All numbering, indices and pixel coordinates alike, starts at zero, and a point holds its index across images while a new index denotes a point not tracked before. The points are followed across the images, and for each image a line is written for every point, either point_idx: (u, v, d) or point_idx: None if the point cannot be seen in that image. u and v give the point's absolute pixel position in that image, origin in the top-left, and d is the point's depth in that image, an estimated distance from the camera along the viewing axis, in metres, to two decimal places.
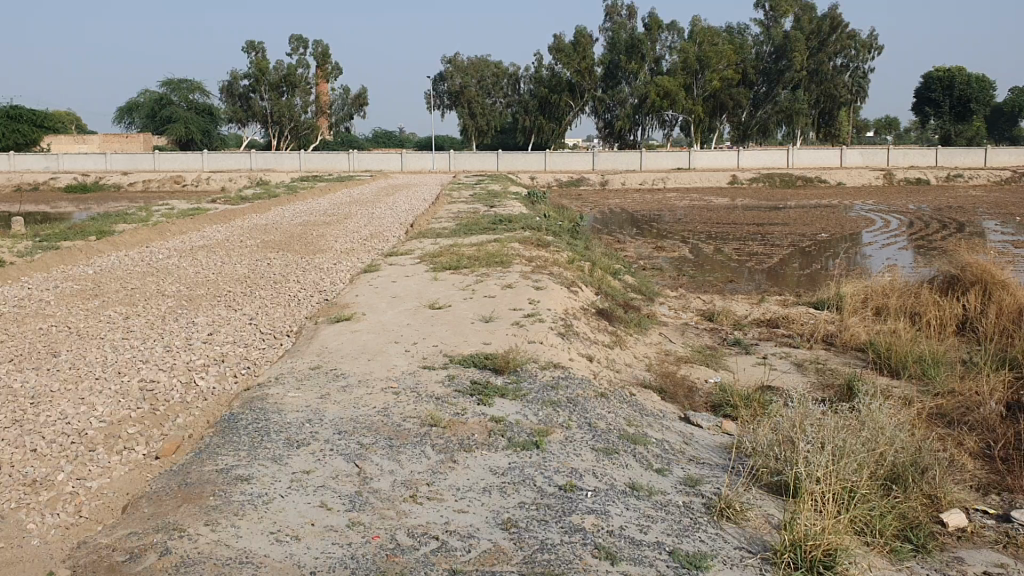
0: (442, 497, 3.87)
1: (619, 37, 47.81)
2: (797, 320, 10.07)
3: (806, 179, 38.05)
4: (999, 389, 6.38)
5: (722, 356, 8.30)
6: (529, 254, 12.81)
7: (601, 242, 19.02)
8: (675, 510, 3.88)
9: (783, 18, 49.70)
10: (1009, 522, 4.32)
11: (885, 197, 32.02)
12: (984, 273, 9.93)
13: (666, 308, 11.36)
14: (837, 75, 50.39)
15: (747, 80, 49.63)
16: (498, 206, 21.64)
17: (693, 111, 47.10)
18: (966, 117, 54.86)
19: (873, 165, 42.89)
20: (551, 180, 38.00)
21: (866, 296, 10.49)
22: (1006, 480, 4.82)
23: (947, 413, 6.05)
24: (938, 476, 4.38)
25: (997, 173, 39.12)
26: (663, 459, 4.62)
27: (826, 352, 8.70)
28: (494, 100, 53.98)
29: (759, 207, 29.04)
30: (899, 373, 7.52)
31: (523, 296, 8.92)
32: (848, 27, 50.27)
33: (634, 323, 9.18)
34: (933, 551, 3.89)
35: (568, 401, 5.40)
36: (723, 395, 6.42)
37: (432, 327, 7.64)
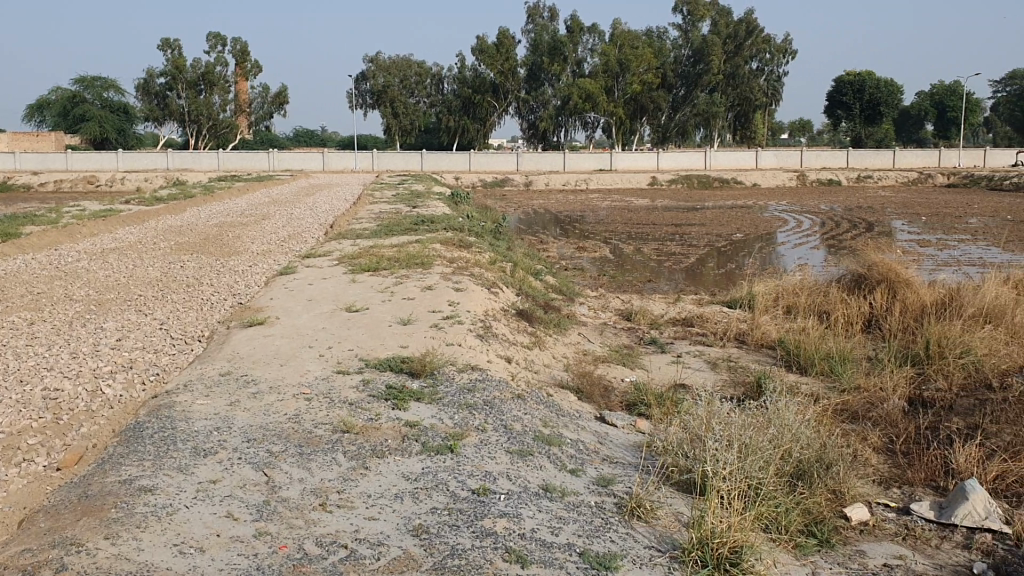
0: (353, 505, 3.81)
1: (542, 39, 48.13)
2: (711, 320, 10.24)
3: (723, 180, 38.85)
4: (901, 385, 6.58)
5: (637, 355, 8.39)
6: (450, 255, 12.80)
7: (523, 242, 19.11)
8: (587, 511, 3.90)
9: (700, 22, 50.71)
10: (909, 515, 4.45)
11: (798, 198, 32.89)
12: (890, 274, 10.25)
13: (585, 308, 11.45)
14: (752, 78, 51.86)
15: (667, 83, 50.40)
16: (421, 207, 21.58)
17: (614, 113, 47.61)
18: (875, 120, 56.72)
19: (786, 166, 44.04)
20: (475, 180, 37.99)
21: (776, 295, 10.73)
22: (907, 474, 4.97)
23: (851, 409, 6.22)
24: (842, 472, 4.49)
25: (905, 174, 40.57)
26: (576, 459, 4.64)
27: (738, 350, 8.87)
28: (417, 100, 53.68)
29: (678, 207, 29.57)
30: (807, 371, 7.71)
31: (442, 297, 8.89)
32: (763, 31, 51.66)
33: (552, 323, 9.22)
34: (836, 545, 3.98)
35: (483, 403, 5.39)
36: (637, 394, 6.48)
37: (348, 330, 7.56)
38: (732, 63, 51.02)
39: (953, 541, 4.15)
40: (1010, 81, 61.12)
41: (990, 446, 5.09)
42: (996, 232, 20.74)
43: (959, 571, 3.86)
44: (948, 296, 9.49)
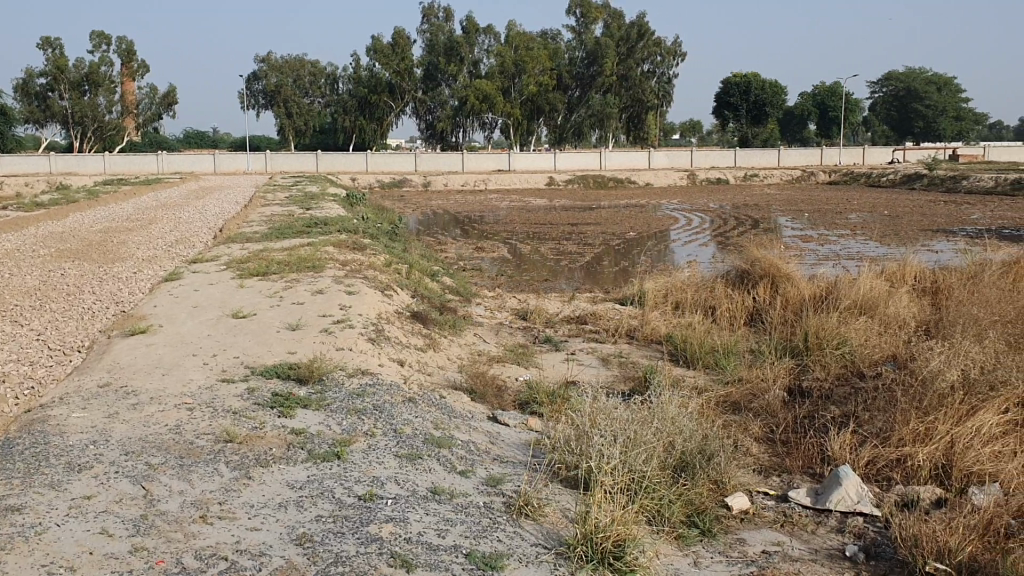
0: (234, 516, 3.72)
1: (438, 39, 48.05)
2: (603, 316, 10.40)
3: (618, 180, 39.50)
4: (782, 376, 6.82)
5: (531, 354, 8.44)
6: (343, 257, 12.61)
7: (421, 244, 19.01)
8: (475, 511, 3.91)
9: (593, 24, 51.61)
10: (787, 502, 4.61)
11: (689, 197, 33.70)
12: (772, 269, 10.64)
13: (481, 308, 11.47)
14: (644, 81, 53.15)
15: (562, 84, 50.97)
16: (315, 208, 21.26)
17: (511, 113, 47.84)
18: (761, 121, 58.65)
19: (679, 165, 45.08)
20: (372, 181, 37.62)
21: (666, 290, 10.97)
22: (786, 462, 5.15)
23: (735, 400, 6.41)
24: (723, 462, 4.63)
25: (789, 172, 42.01)
26: (467, 461, 4.63)
27: (629, 346, 9.03)
28: (312, 100, 52.84)
29: (574, 207, 29.91)
30: (692, 365, 7.91)
31: (334, 301, 8.76)
32: (655, 35, 52.93)
33: (447, 324, 9.21)
34: (718, 534, 4.10)
35: (373, 408, 5.35)
36: (528, 393, 6.53)
37: (235, 337, 7.39)
38: (624, 65, 52.02)
39: (827, 526, 4.31)
40: (885, 83, 64.01)
41: (864, 432, 5.29)
42: (873, 228, 21.59)
43: (834, 553, 4.00)
44: (825, 290, 9.87)
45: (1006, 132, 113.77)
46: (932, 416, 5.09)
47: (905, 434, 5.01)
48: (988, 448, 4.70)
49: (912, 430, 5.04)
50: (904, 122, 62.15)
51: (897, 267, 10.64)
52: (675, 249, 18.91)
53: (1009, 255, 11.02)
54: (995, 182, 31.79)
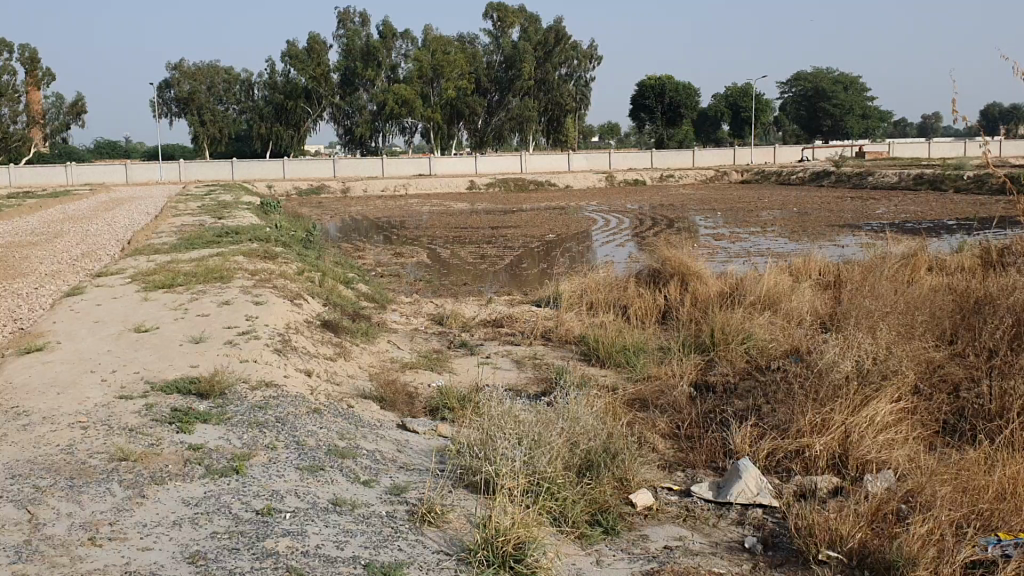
0: (126, 536, 3.61)
1: (354, 44, 47.64)
2: (519, 319, 10.41)
3: (539, 183, 39.59)
4: (690, 372, 6.93)
5: (446, 359, 8.38)
6: (254, 267, 12.36)
7: (338, 251, 18.77)
8: (377, 521, 3.86)
9: (510, 28, 51.97)
10: (690, 497, 4.68)
11: (608, 198, 34.07)
12: (681, 267, 10.83)
13: (396, 315, 11.34)
14: (562, 84, 53.78)
15: (481, 87, 51.07)
16: (227, 217, 20.82)
17: (431, 118, 47.70)
18: (676, 122, 59.65)
19: (598, 167, 45.54)
20: (290, 188, 36.98)
21: (580, 289, 11.05)
22: (691, 458, 5.23)
23: (644, 398, 6.50)
24: (628, 460, 4.67)
25: (703, 173, 42.85)
26: (370, 470, 4.56)
27: (543, 348, 9.07)
28: (227, 107, 51.82)
29: (496, 210, 29.99)
30: (605, 364, 7.99)
31: (240, 313, 8.57)
32: (570, 39, 53.58)
33: (360, 331, 9.10)
34: (621, 532, 4.14)
35: (276, 421, 5.24)
36: (439, 398, 6.46)
37: (136, 352, 7.18)
38: (542, 69, 52.45)
39: (728, 519, 4.38)
40: (794, 84, 65.85)
41: (764, 425, 5.40)
42: (785, 224, 22.12)
43: (733, 546, 4.07)
44: (733, 287, 10.07)
45: (911, 128, 118.48)
46: (829, 407, 5.21)
47: (803, 425, 5.11)
48: (881, 438, 4.84)
49: (810, 421, 5.16)
50: (812, 121, 64.04)
51: (800, 263, 10.93)
52: (596, 249, 19.12)
53: (907, 248, 11.44)
54: (898, 178, 33.00)
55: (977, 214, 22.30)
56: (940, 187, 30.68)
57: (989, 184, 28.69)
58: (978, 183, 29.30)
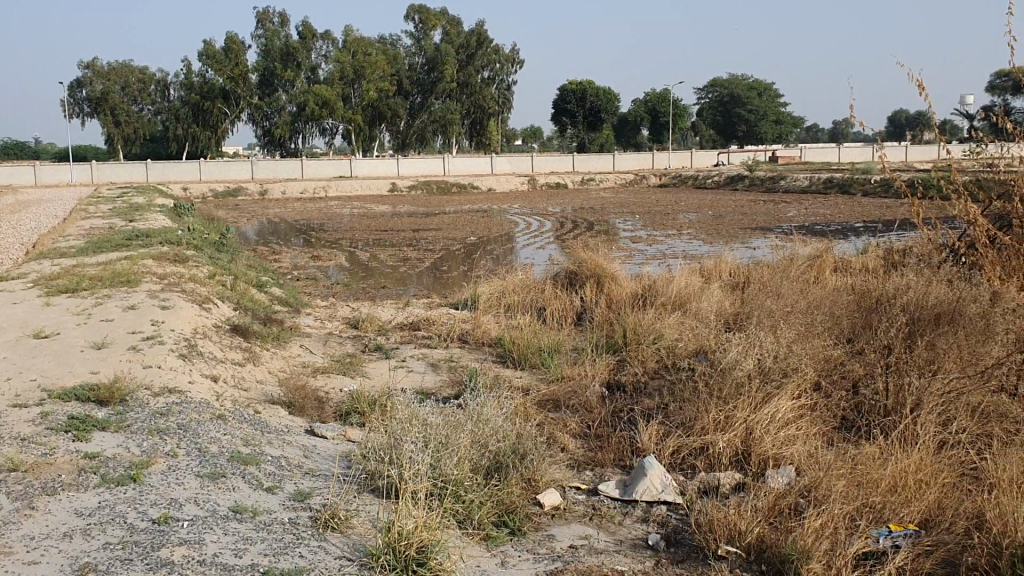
0: (11, 550, 3.47)
1: (274, 44, 46.83)
2: (436, 321, 10.37)
3: (461, 186, 39.54)
4: (601, 372, 6.99)
5: (359, 363, 8.29)
6: (162, 270, 12.05)
7: (254, 254, 18.43)
8: (278, 528, 3.80)
9: (432, 30, 51.92)
10: (597, 495, 4.72)
11: (530, 201, 34.26)
12: (598, 270, 10.98)
13: (311, 319, 11.17)
14: (485, 87, 53.96)
15: (403, 89, 50.90)
16: (139, 220, 20.26)
17: (352, 119, 47.26)
18: (597, 126, 60.30)
19: (520, 170, 45.74)
20: (206, 190, 36.16)
21: (498, 290, 11.07)
22: (600, 457, 5.28)
23: (557, 398, 6.54)
24: (536, 461, 4.69)
25: (624, 176, 43.42)
26: (274, 476, 4.48)
27: (459, 350, 9.06)
28: (141, 108, 50.46)
29: (417, 213, 29.90)
30: (520, 364, 8.01)
31: (146, 317, 8.34)
32: (492, 43, 53.86)
33: (271, 336, 8.95)
34: (527, 532, 4.15)
35: (177, 428, 5.11)
36: (350, 402, 6.37)
37: (34, 359, 6.92)
38: (465, 72, 52.56)
39: (633, 517, 4.44)
40: (711, 90, 67.36)
41: (670, 424, 5.50)
42: (701, 227, 22.57)
43: (637, 543, 4.12)
44: (646, 288, 10.25)
45: (821, 134, 122.26)
46: (732, 405, 5.34)
47: (707, 423, 5.23)
48: (781, 434, 4.96)
49: (714, 419, 5.27)
50: (728, 126, 65.53)
51: (712, 264, 11.18)
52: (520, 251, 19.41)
53: (813, 250, 11.79)
54: (809, 181, 33.98)
55: (883, 217, 23.12)
56: (848, 191, 31.67)
57: (894, 187, 29.76)
58: (885, 187, 30.35)
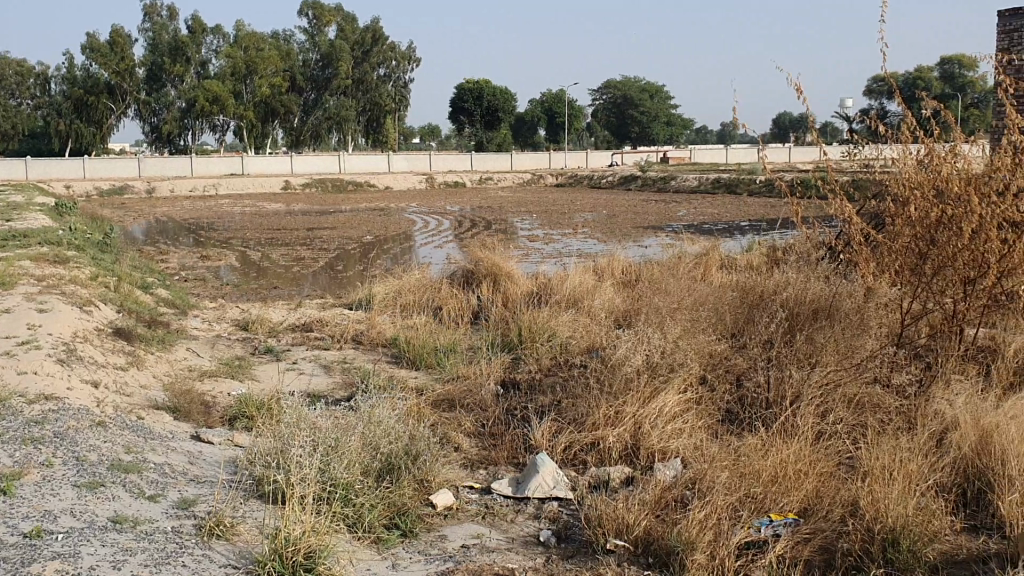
0: None
1: (161, 38, 45.41)
2: (330, 322, 10.21)
3: (356, 184, 39.10)
4: (497, 370, 6.99)
5: (249, 366, 8.09)
6: (41, 271, 11.52)
7: (140, 254, 17.79)
8: (160, 537, 3.68)
9: (327, 27, 51.16)
10: (490, 494, 4.73)
11: (428, 200, 34.15)
12: (494, 268, 11.03)
13: (199, 321, 10.86)
14: (380, 85, 53.56)
15: (297, 86, 50.02)
16: (15, 219, 19.27)
17: (244, 116, 46.14)
18: (494, 125, 60.46)
19: (418, 169, 45.52)
20: (89, 188, 34.67)
21: (395, 291, 10.96)
22: (493, 454, 5.30)
23: (452, 397, 6.53)
24: (428, 461, 4.67)
25: (521, 175, 43.69)
26: (156, 485, 4.32)
27: (353, 351, 8.96)
28: (19, 102, 48.17)
29: (312, 211, 29.41)
30: (415, 365, 7.95)
31: (21, 321, 7.95)
32: (388, 41, 53.54)
33: (156, 339, 8.65)
34: (419, 534, 4.14)
35: (53, 436, 4.88)
36: (238, 406, 6.21)
37: None
38: (360, 69, 52.11)
39: (526, 514, 4.46)
40: (605, 91, 68.47)
41: (563, 420, 5.57)
42: (595, 226, 22.89)
43: (528, 540, 4.15)
44: (541, 286, 10.34)
45: (710, 136, 125.69)
46: (622, 400, 5.44)
47: (599, 418, 5.32)
48: (669, 427, 5.08)
49: (605, 414, 5.37)
50: (622, 127, 66.65)
51: (605, 262, 11.35)
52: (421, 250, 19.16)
53: (701, 248, 12.09)
54: (699, 182, 34.86)
55: (768, 216, 23.94)
56: (736, 190, 32.63)
57: (778, 188, 30.84)
58: (769, 187, 31.41)
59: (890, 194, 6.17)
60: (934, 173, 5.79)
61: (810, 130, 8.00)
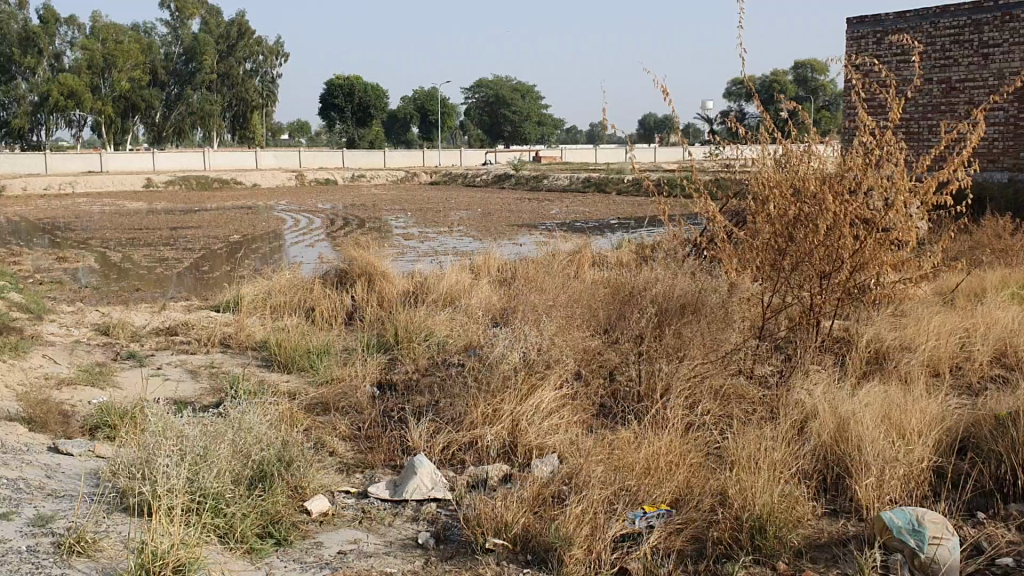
0: None
1: (10, 28, 42.98)
2: (197, 325, 9.86)
3: (222, 181, 37.98)
4: (373, 372, 6.90)
5: (110, 373, 7.72)
6: None
7: None
8: (14, 558, 3.47)
9: (190, 20, 49.57)
10: (367, 498, 4.67)
11: (298, 198, 33.51)
12: (368, 268, 10.91)
13: (54, 326, 10.29)
14: (247, 79, 52.19)
15: (158, 80, 48.18)
16: None
17: (102, 111, 44.09)
18: (366, 122, 59.84)
19: (288, 166, 44.54)
20: None
21: (265, 292, 10.65)
22: (371, 457, 5.24)
23: (326, 400, 6.41)
24: (302, 467, 4.56)
25: (394, 173, 43.39)
26: (9, 501, 4.06)
27: (222, 355, 8.68)
28: None
29: (177, 210, 28.39)
30: (287, 369, 7.77)
31: None
32: (255, 35, 52.29)
33: (8, 346, 8.15)
34: (294, 541, 4.04)
35: None
36: (98, 416, 5.91)
37: None
38: (225, 63, 50.70)
39: (403, 516, 4.42)
40: (477, 90, 68.81)
41: (440, 420, 5.55)
42: (469, 224, 22.94)
43: (407, 543, 4.11)
44: (416, 286, 10.28)
45: (580, 138, 128.02)
46: (499, 398, 5.47)
47: (476, 417, 5.34)
48: (546, 423, 5.14)
49: (482, 412, 5.39)
50: (494, 126, 67.12)
51: (481, 260, 11.40)
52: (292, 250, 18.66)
53: (573, 246, 12.29)
54: (570, 181, 35.44)
55: (635, 214, 24.56)
56: (604, 189, 33.35)
57: (644, 187, 31.70)
58: (636, 187, 32.26)
59: (750, 193, 6.42)
60: (791, 173, 6.05)
61: (675, 130, 8.24)
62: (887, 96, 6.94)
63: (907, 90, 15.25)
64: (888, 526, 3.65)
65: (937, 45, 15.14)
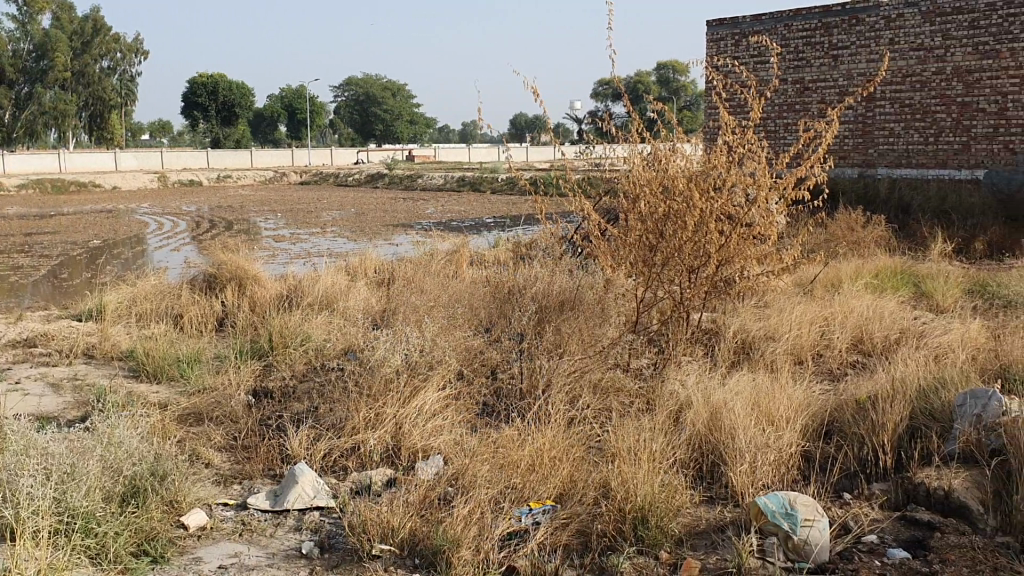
0: None
1: None
2: (56, 336, 9.32)
3: (80, 185, 36.21)
4: (248, 380, 6.70)
5: None
6: None
7: None
8: None
9: (39, 14, 47.03)
10: (245, 509, 4.54)
11: (161, 199, 32.62)
12: (239, 271, 10.62)
13: None
14: (104, 77, 49.94)
15: (6, 78, 45.47)
16: None
17: None
18: (231, 121, 58.23)
19: (149, 167, 42.70)
20: None
21: (130, 299, 10.19)
22: (248, 467, 5.09)
23: (198, 410, 6.18)
24: (177, 481, 4.39)
25: (262, 173, 42.37)
26: None
27: (85, 367, 8.26)
28: None
29: (30, 214, 26.94)
30: (156, 380, 7.45)
31: None
32: (111, 31, 50.12)
33: None
34: (171, 558, 3.89)
35: None
36: None
37: None
38: (80, 61, 48.40)
39: (285, 527, 4.32)
40: (348, 87, 68.02)
41: (320, 426, 5.44)
42: (343, 224, 22.64)
43: (290, 553, 4.01)
44: (289, 289, 10.05)
45: (453, 137, 128.26)
46: (380, 402, 5.41)
47: (357, 421, 5.25)
48: (429, 424, 5.12)
49: (364, 417, 5.31)
50: (366, 125, 66.48)
51: (356, 262, 11.28)
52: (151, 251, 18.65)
53: (449, 245, 12.29)
54: (444, 181, 35.43)
55: (510, 213, 24.74)
56: (478, 189, 33.48)
57: (518, 186, 32.00)
58: (510, 186, 32.55)
59: (622, 192, 6.56)
60: (661, 171, 6.22)
61: (545, 129, 8.33)
62: (748, 95, 7.19)
63: (765, 90, 15.91)
64: (763, 511, 3.79)
65: (791, 47, 15.83)
